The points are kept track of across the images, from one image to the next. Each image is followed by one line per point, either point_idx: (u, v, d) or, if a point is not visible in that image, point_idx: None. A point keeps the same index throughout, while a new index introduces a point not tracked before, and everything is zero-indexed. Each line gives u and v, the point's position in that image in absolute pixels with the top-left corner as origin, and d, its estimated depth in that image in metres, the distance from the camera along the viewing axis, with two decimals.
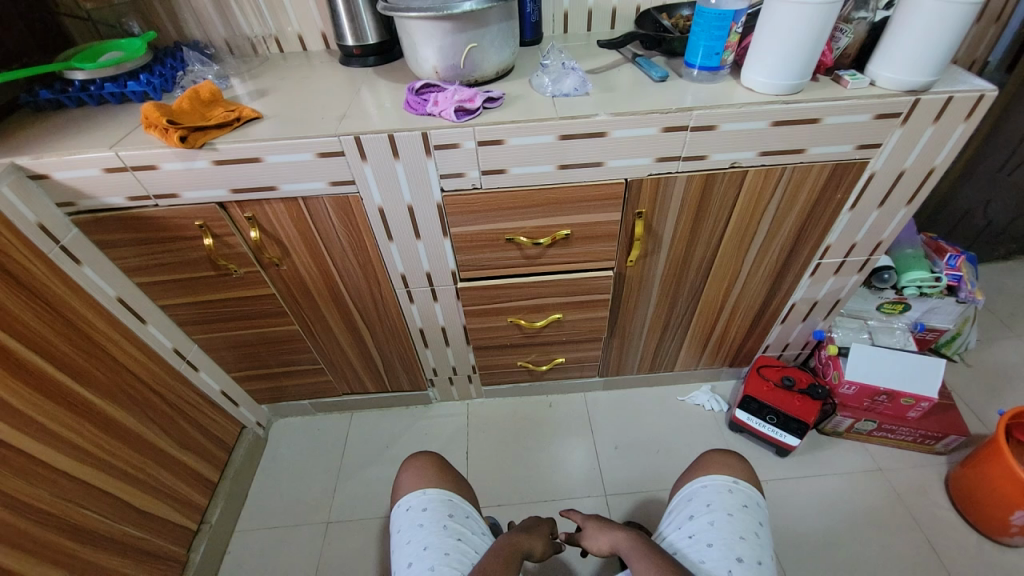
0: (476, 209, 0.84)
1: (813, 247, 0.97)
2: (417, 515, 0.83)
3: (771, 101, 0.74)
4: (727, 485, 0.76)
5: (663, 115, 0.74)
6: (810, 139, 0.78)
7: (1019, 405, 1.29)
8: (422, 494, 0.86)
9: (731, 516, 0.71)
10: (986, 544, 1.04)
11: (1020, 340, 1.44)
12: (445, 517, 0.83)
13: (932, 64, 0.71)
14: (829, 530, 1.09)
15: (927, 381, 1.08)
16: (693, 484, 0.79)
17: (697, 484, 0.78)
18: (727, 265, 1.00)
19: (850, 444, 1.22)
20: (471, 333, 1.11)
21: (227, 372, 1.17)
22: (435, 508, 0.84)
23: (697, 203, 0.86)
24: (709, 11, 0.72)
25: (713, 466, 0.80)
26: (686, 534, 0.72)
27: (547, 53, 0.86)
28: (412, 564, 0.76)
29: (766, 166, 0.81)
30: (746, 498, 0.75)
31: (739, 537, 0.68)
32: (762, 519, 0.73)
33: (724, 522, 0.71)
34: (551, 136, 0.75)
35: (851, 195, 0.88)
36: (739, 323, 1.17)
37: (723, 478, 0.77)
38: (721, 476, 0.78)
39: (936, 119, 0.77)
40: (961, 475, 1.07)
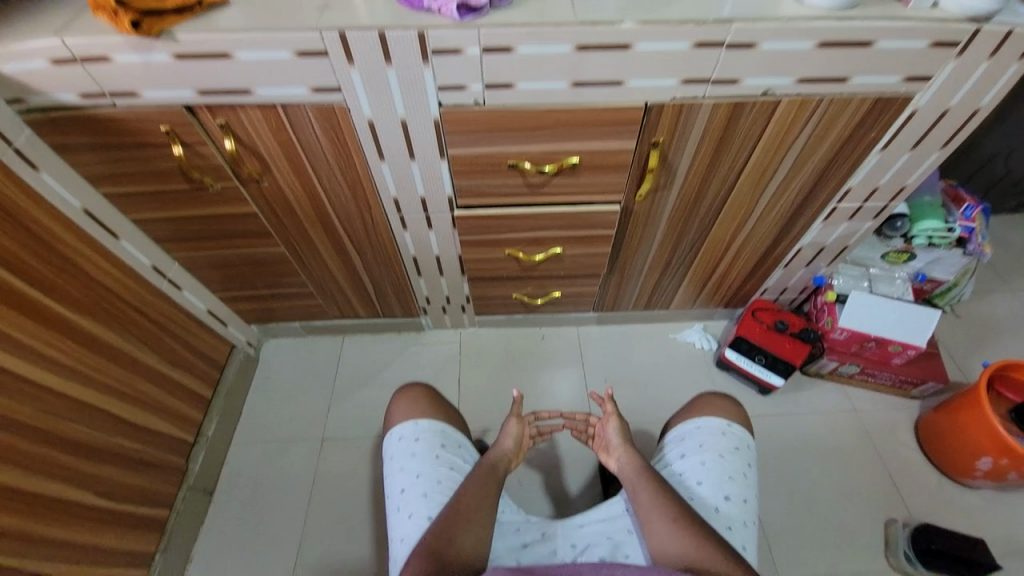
0: (478, 128, 0.76)
1: (832, 189, 0.92)
2: (411, 444, 0.84)
3: (822, 16, 0.64)
4: (721, 427, 0.77)
5: (697, 28, 0.64)
6: (857, 66, 0.69)
7: (996, 357, 1.33)
8: (414, 425, 0.87)
9: (722, 458, 0.74)
10: (940, 481, 1.12)
11: (1011, 294, 1.45)
12: (438, 448, 0.85)
13: None
14: (799, 463, 1.15)
15: (917, 329, 1.10)
16: (686, 424, 0.80)
17: (691, 425, 0.79)
18: (740, 203, 0.94)
19: (830, 386, 1.26)
20: (466, 263, 1.07)
21: (212, 292, 1.13)
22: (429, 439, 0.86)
23: (720, 133, 0.79)
24: None
25: (708, 408, 0.81)
26: (677, 471, 0.75)
27: None
28: (404, 491, 0.80)
29: (802, 95, 0.73)
30: (738, 441, 0.77)
31: (729, 478, 0.72)
32: (750, 460, 0.76)
33: (715, 463, 0.74)
34: (568, 46, 0.65)
35: (885, 135, 0.81)
36: (742, 264, 1.14)
37: (718, 420, 0.78)
38: (715, 418, 0.79)
39: (996, 53, 0.69)
40: (934, 420, 1.12)
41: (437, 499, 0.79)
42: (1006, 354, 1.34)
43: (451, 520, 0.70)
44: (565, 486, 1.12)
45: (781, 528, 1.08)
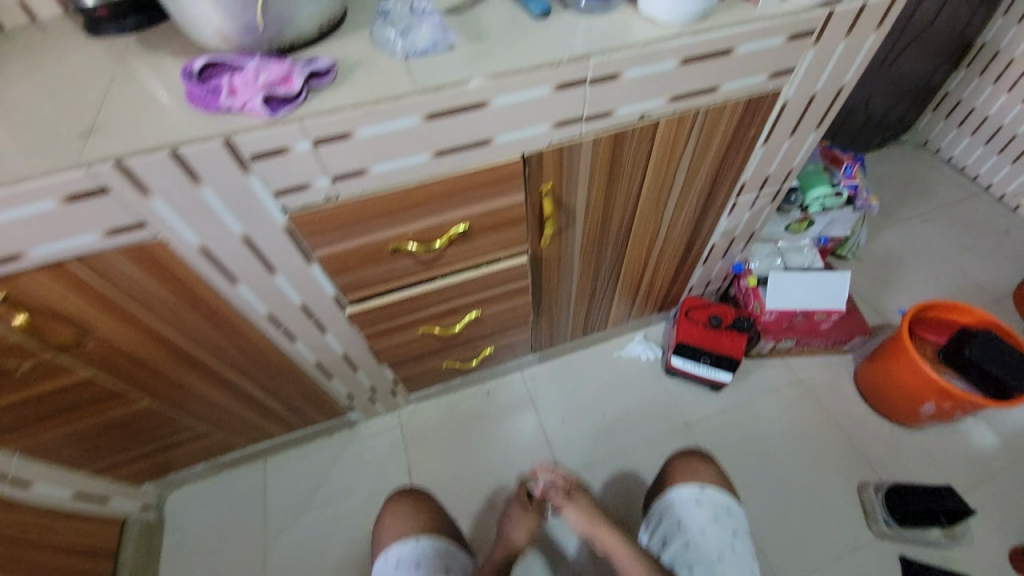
0: (342, 224, 0.64)
1: (729, 187, 0.90)
2: (410, 570, 0.76)
3: (677, 34, 0.59)
4: (695, 496, 0.83)
5: (554, 70, 0.57)
6: (722, 75, 0.66)
7: (901, 290, 1.42)
8: (415, 544, 0.80)
9: (703, 533, 0.79)
10: (894, 428, 1.16)
11: (897, 227, 1.57)
12: (442, 573, 0.76)
13: None
14: (768, 450, 1.15)
15: (837, 296, 1.13)
16: (664, 500, 0.86)
17: (667, 503, 0.85)
18: (647, 221, 0.90)
19: (775, 362, 1.28)
20: (380, 353, 0.94)
21: (75, 470, 0.91)
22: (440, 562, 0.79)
23: (608, 166, 0.73)
24: None
25: (682, 477, 0.87)
26: (670, 556, 0.80)
27: None
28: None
29: (679, 112, 0.69)
30: (714, 508, 0.81)
31: (717, 555, 0.76)
32: (734, 526, 0.80)
33: (699, 538, 0.79)
34: (416, 118, 0.55)
35: (764, 129, 0.80)
36: (666, 270, 1.11)
37: (691, 489, 0.84)
38: (688, 487, 0.84)
39: (848, 34, 0.68)
40: (872, 376, 1.15)
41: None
42: (910, 285, 1.44)
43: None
44: (552, 557, 1.02)
45: (769, 524, 1.06)
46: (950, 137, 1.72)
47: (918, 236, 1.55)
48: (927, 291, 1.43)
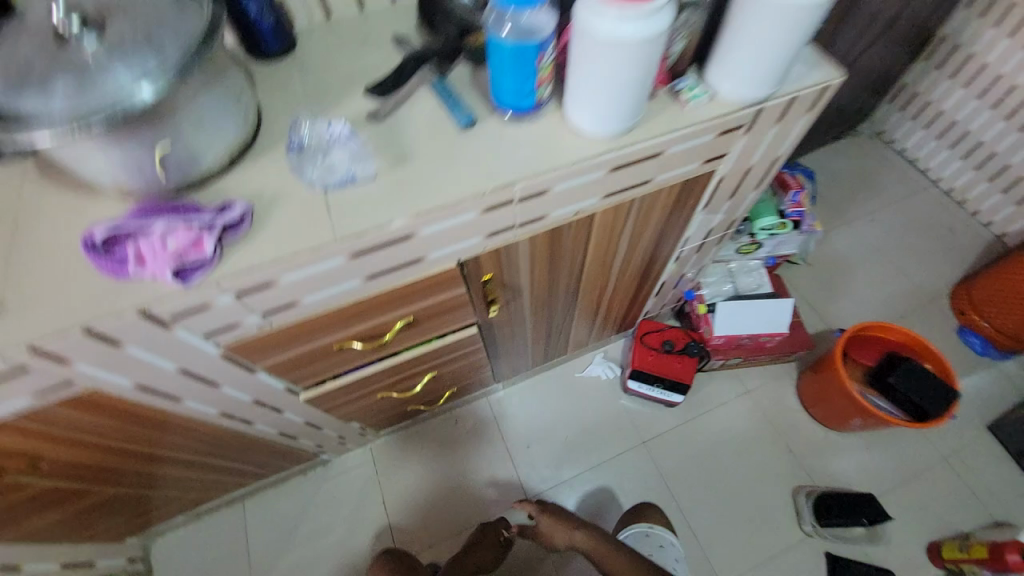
0: (281, 342, 0.64)
1: (673, 241, 0.92)
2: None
3: (602, 148, 0.59)
4: (644, 531, 1.05)
5: (479, 199, 0.56)
6: (653, 171, 0.66)
7: (845, 294, 1.50)
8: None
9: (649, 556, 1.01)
10: (829, 435, 1.26)
11: (845, 227, 1.63)
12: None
13: (774, 72, 0.58)
14: (717, 461, 1.25)
15: (778, 319, 1.19)
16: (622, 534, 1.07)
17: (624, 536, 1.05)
18: (595, 279, 0.92)
19: (726, 375, 1.35)
20: (343, 415, 0.96)
21: (62, 543, 0.91)
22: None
23: (548, 252, 0.74)
24: (508, 48, 0.51)
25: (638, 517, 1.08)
26: None
27: (297, 120, 0.59)
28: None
29: (613, 204, 0.69)
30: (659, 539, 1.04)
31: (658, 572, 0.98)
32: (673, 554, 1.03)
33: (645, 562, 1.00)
34: (341, 258, 0.55)
35: (703, 197, 0.80)
36: (619, 305, 1.14)
37: (641, 526, 1.06)
38: (640, 525, 1.06)
39: (780, 119, 0.67)
40: (812, 390, 1.24)
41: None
42: (852, 288, 1.51)
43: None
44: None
45: (715, 533, 1.18)
46: (903, 129, 1.73)
47: (866, 237, 1.61)
48: (869, 294, 1.50)
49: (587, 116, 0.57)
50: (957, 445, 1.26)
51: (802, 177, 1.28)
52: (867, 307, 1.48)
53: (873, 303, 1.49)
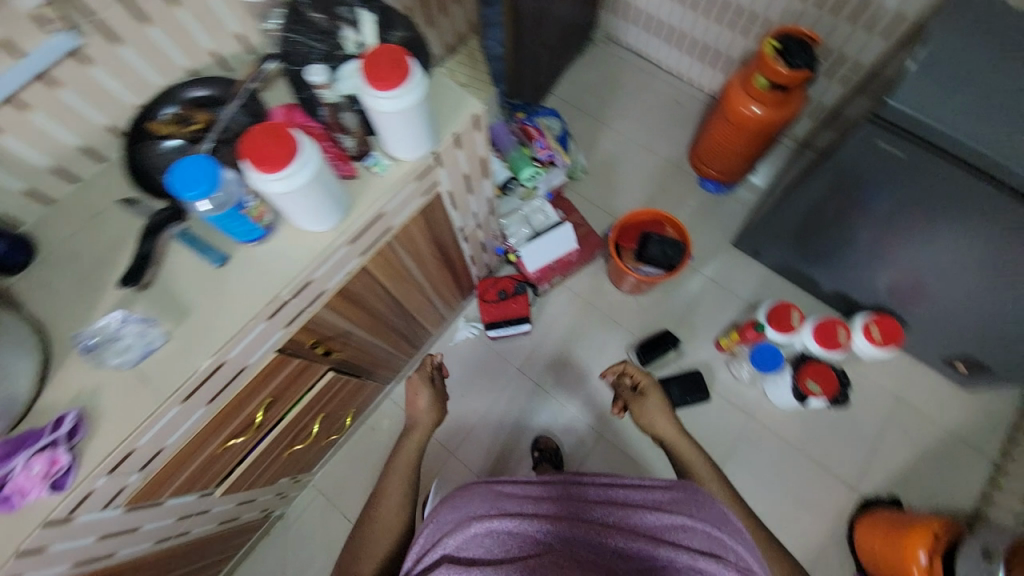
0: (168, 475, 0.81)
1: (451, 235, 1.15)
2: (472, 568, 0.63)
3: (333, 235, 0.77)
4: None
5: (258, 315, 0.74)
6: (386, 222, 0.86)
7: (619, 187, 1.88)
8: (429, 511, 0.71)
9: None
10: (638, 300, 1.68)
11: (605, 131, 1.98)
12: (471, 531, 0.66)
13: (426, 133, 0.78)
14: (572, 356, 1.63)
15: (565, 238, 1.51)
16: None
17: None
18: (408, 290, 1.14)
19: (558, 290, 1.69)
20: (264, 481, 1.15)
21: None
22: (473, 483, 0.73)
23: (347, 303, 0.94)
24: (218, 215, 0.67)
25: None
26: None
27: (81, 331, 0.71)
28: (436, 531, 0.67)
29: (373, 253, 0.89)
30: None
31: None
32: None
33: None
34: (175, 408, 0.71)
35: (446, 206, 1.03)
36: (448, 286, 1.38)
37: None
38: None
39: (457, 146, 0.89)
40: (612, 275, 1.63)
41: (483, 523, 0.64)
42: (623, 179, 1.90)
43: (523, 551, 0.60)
44: None
45: (587, 405, 1.58)
46: (621, 29, 2.05)
47: (622, 132, 1.98)
48: (636, 178, 1.90)
49: (313, 224, 0.75)
50: (717, 266, 1.75)
51: (545, 119, 1.63)
52: (637, 190, 1.88)
53: (641, 184, 1.89)
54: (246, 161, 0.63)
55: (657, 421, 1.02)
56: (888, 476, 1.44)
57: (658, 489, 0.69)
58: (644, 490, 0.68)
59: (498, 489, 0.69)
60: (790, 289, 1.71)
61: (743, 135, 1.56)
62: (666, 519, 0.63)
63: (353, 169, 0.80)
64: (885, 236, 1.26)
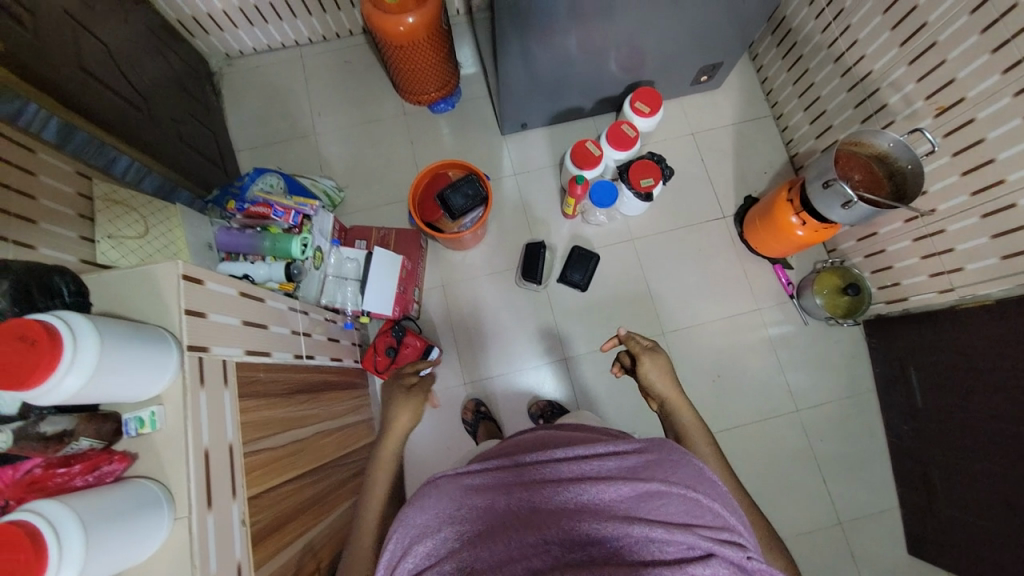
0: None
1: (297, 369, 0.99)
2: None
3: (187, 528, 0.60)
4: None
5: None
6: (224, 449, 0.68)
7: (380, 174, 1.76)
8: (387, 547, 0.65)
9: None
10: (487, 242, 1.66)
11: (319, 142, 1.78)
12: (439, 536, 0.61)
13: (157, 355, 0.60)
14: (489, 331, 1.60)
15: (386, 259, 1.37)
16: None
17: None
18: (317, 450, 0.98)
19: (426, 298, 1.61)
20: None
21: None
22: (440, 475, 0.69)
23: (276, 535, 0.78)
24: None
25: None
26: None
27: None
28: (400, 545, 0.63)
29: (246, 481, 0.72)
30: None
31: None
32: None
33: None
34: None
35: (263, 360, 0.86)
36: (346, 398, 1.23)
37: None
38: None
39: (204, 316, 0.71)
40: (453, 246, 1.58)
41: (451, 526, 0.61)
42: (377, 165, 1.77)
43: (490, 538, 0.57)
44: None
45: (536, 349, 1.60)
46: (233, 44, 1.76)
47: (334, 128, 1.80)
48: (384, 154, 1.78)
49: (146, 549, 0.56)
50: (508, 160, 1.77)
51: (259, 184, 1.41)
52: (395, 162, 1.77)
53: (393, 155, 1.78)
54: None
55: (659, 386, 0.97)
56: (732, 187, 1.70)
57: (633, 454, 0.67)
58: (619, 457, 0.66)
59: (469, 486, 0.66)
60: (569, 127, 1.80)
61: (423, 49, 1.49)
62: (642, 489, 0.61)
63: (125, 452, 0.61)
64: (586, 38, 1.34)
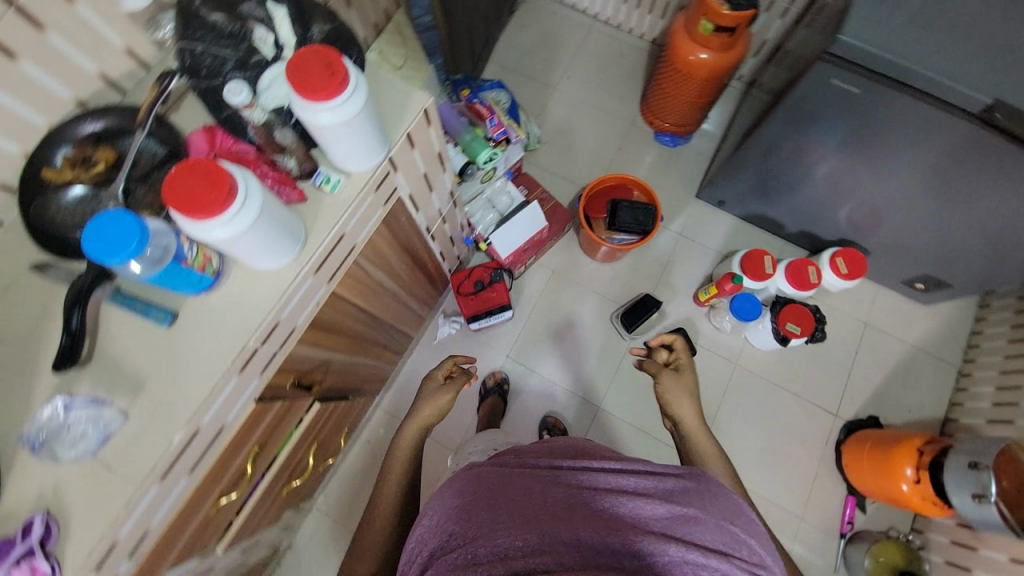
0: (167, 546, 0.77)
1: (418, 236, 1.08)
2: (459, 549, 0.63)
3: (295, 270, 0.70)
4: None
5: (227, 372, 0.67)
6: (350, 241, 0.79)
7: (576, 152, 1.84)
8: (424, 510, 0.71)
9: None
10: (613, 267, 1.67)
11: (551, 95, 1.90)
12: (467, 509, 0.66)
13: (377, 140, 0.70)
14: (556, 331, 1.62)
15: (535, 217, 1.47)
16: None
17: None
18: (383, 302, 1.08)
19: (533, 270, 1.66)
20: (264, 522, 1.10)
21: None
22: (476, 466, 0.75)
23: (323, 331, 0.88)
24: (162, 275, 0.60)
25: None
26: None
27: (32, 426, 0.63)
28: (430, 525, 0.69)
29: (340, 276, 0.82)
30: None
31: None
32: None
33: None
34: (155, 487, 0.65)
35: (410, 208, 0.96)
36: (425, 285, 1.32)
37: None
38: None
39: (412, 145, 0.81)
40: (585, 246, 1.62)
41: (482, 505, 0.66)
42: (580, 144, 1.85)
43: (518, 522, 0.61)
44: None
45: (580, 379, 1.59)
46: None
47: (571, 94, 1.91)
48: (589, 141, 1.86)
49: (270, 260, 0.67)
50: (684, 219, 1.75)
51: (492, 92, 1.54)
52: (592, 153, 1.84)
53: (596, 146, 1.85)
54: (171, 208, 0.54)
55: (681, 407, 0.99)
56: (863, 396, 1.54)
57: (669, 477, 0.68)
58: (654, 479, 0.67)
59: (503, 475, 0.71)
60: (757, 233, 1.74)
61: (694, 85, 1.52)
62: (679, 512, 0.62)
63: (303, 192, 0.72)
64: (840, 173, 1.28)
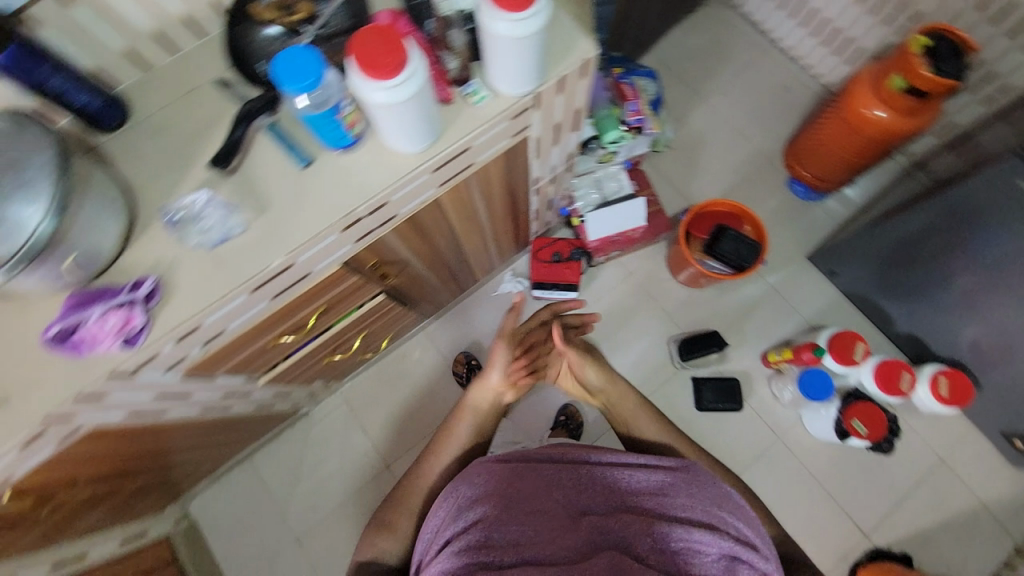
0: (226, 354, 0.88)
1: (525, 183, 1.11)
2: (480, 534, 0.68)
3: (419, 162, 0.75)
4: None
5: (332, 225, 0.74)
6: (472, 157, 0.83)
7: (698, 169, 1.77)
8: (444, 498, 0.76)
9: None
10: (690, 292, 1.61)
11: (697, 106, 1.83)
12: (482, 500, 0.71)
13: (535, 72, 0.73)
14: (609, 331, 1.60)
15: (636, 213, 1.45)
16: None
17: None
18: (470, 231, 1.12)
19: (611, 265, 1.64)
20: (298, 379, 1.22)
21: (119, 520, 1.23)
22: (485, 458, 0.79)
23: (414, 230, 0.93)
24: (315, 118, 0.67)
25: None
26: None
27: (170, 208, 0.74)
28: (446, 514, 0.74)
29: (449, 186, 0.87)
30: None
31: None
32: None
33: None
34: (243, 296, 0.75)
35: (530, 152, 0.98)
36: (510, 235, 1.35)
37: None
38: None
39: (558, 91, 0.83)
40: (672, 261, 1.57)
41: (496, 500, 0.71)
42: (706, 163, 1.78)
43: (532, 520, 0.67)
44: None
45: None
46: None
47: (718, 111, 1.82)
48: (717, 163, 1.77)
49: (406, 144, 0.73)
50: (785, 275, 1.63)
51: (642, 80, 1.51)
52: (715, 176, 1.76)
53: (722, 171, 1.77)
54: (353, 60, 0.61)
55: (597, 383, 1.05)
56: (905, 528, 1.39)
57: (661, 470, 0.74)
58: (649, 473, 0.74)
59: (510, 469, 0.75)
60: (858, 320, 1.58)
61: (856, 141, 1.40)
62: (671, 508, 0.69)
63: (451, 94, 0.77)
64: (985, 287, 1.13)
